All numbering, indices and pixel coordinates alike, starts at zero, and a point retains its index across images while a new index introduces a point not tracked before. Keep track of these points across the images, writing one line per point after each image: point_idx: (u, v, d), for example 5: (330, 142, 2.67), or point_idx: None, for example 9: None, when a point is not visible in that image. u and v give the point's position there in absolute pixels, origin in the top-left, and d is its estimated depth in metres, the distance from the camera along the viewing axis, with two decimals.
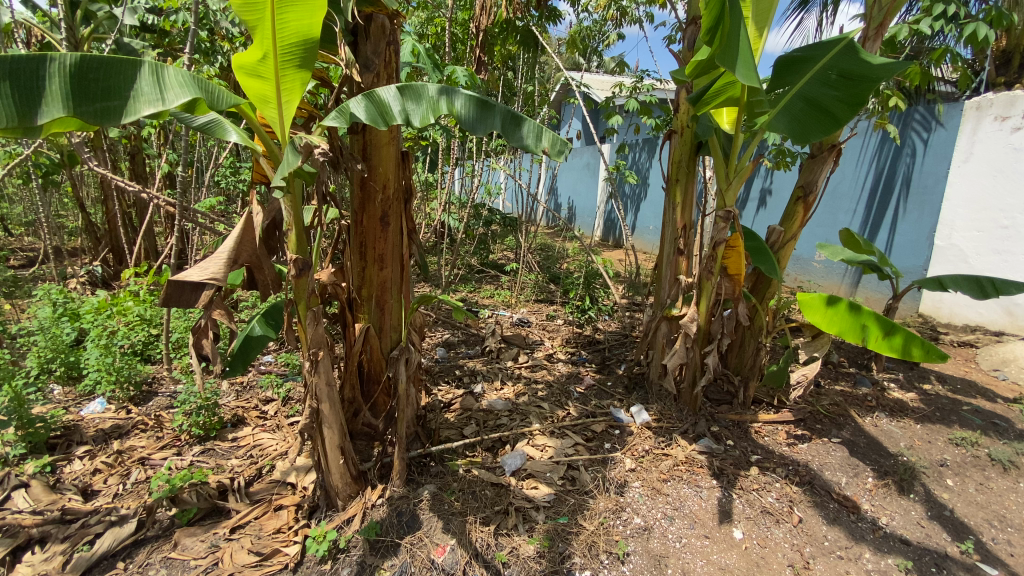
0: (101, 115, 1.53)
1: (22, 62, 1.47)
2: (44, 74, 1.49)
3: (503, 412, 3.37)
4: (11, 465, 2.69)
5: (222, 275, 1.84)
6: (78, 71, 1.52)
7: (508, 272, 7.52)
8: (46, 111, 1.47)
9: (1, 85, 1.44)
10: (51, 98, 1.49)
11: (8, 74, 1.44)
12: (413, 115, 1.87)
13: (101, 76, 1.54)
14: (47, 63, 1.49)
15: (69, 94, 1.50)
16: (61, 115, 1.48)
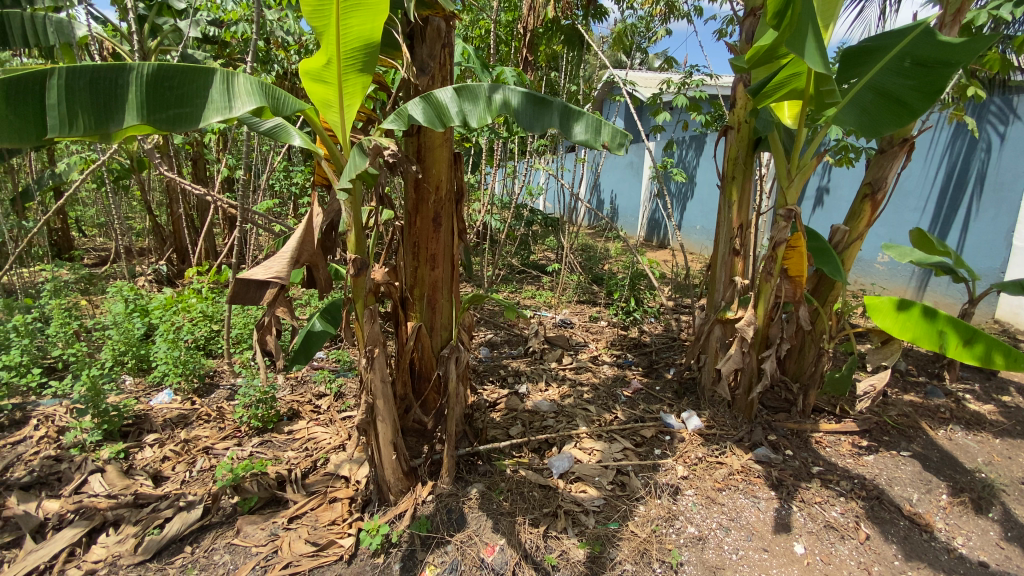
0: (173, 122, 1.60)
1: (105, 71, 1.57)
2: (125, 83, 1.58)
3: (549, 413, 3.35)
4: (90, 450, 2.89)
5: (286, 274, 1.92)
6: (154, 80, 1.60)
7: (549, 273, 7.49)
8: (125, 119, 1.56)
9: (86, 95, 1.54)
10: (129, 106, 1.58)
11: (93, 84, 1.55)
12: (471, 115, 1.88)
13: (174, 84, 1.62)
14: (127, 73, 1.58)
15: (145, 102, 1.58)
16: (138, 122, 1.57)
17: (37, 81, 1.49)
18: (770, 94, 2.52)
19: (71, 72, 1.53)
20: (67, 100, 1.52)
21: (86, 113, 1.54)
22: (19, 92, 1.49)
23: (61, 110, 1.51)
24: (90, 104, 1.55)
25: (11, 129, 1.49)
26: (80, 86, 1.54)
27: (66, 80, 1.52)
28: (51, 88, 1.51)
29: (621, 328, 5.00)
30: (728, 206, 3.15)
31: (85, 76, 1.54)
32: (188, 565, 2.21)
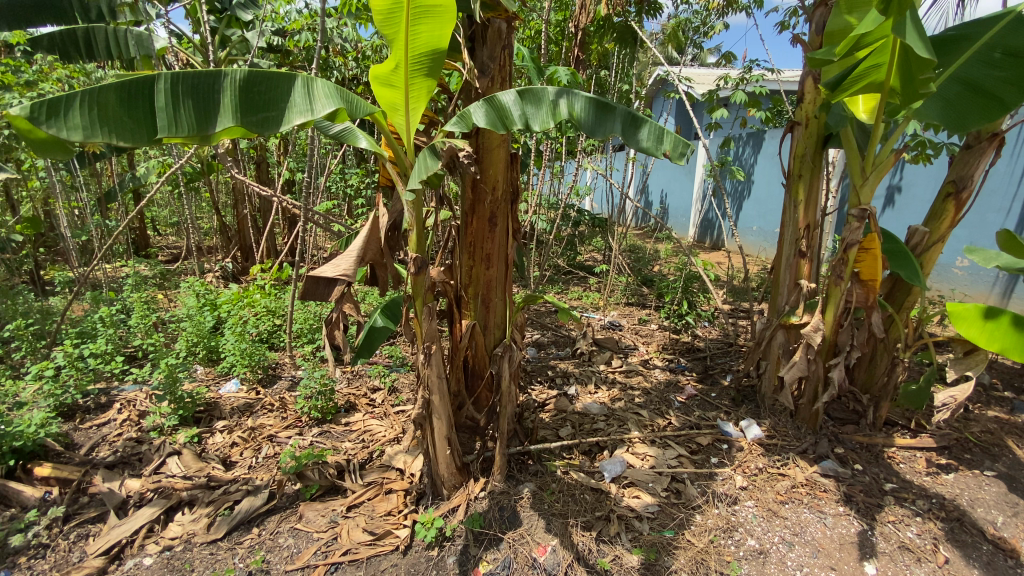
0: (261, 125, 1.70)
1: (204, 77, 1.68)
2: (220, 89, 1.69)
3: (599, 416, 3.31)
4: (167, 433, 3.10)
5: (352, 271, 2.02)
6: (245, 85, 1.70)
7: (597, 274, 7.42)
8: (219, 121, 1.66)
9: (187, 99, 1.66)
10: (223, 109, 1.68)
11: (192, 89, 1.66)
12: (532, 119, 1.90)
13: (262, 89, 1.71)
14: (222, 78, 1.69)
15: (237, 106, 1.68)
16: (230, 125, 1.66)
17: (147, 87, 1.62)
18: (848, 88, 2.38)
19: (175, 78, 1.64)
20: (171, 105, 1.63)
21: (186, 117, 1.65)
22: (133, 97, 1.62)
23: (165, 114, 1.62)
24: (190, 108, 1.66)
25: (124, 131, 1.61)
26: (181, 92, 1.65)
27: (170, 86, 1.64)
28: (158, 94, 1.63)
29: (673, 332, 4.88)
30: (794, 205, 3.01)
31: (185, 83, 1.66)
32: (255, 546, 2.33)
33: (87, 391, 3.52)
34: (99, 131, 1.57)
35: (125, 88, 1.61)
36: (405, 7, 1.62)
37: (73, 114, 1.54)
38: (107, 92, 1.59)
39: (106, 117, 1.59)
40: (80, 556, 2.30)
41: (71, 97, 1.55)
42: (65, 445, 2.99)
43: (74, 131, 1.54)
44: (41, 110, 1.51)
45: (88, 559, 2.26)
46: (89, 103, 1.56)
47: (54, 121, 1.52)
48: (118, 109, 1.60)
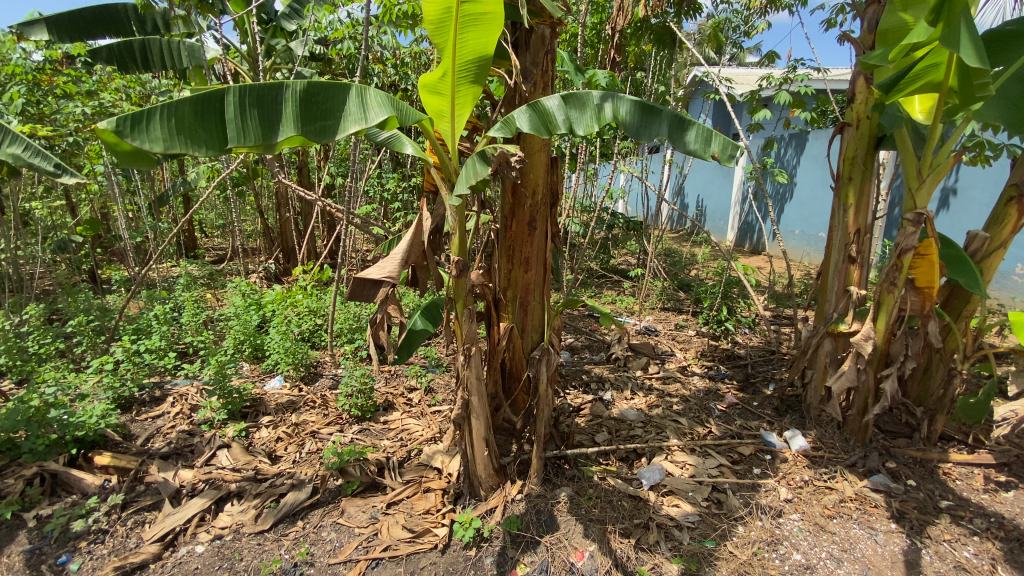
0: (321, 134, 1.78)
1: (268, 89, 1.76)
2: (282, 99, 1.77)
3: (636, 423, 3.28)
4: (217, 427, 3.24)
5: (396, 273, 2.06)
6: (305, 96, 1.78)
7: (631, 278, 7.33)
8: (283, 131, 1.75)
9: (253, 110, 1.74)
10: (286, 120, 1.76)
11: (258, 100, 1.75)
12: (576, 123, 1.92)
13: (322, 99, 1.79)
14: (284, 90, 1.77)
15: (298, 116, 1.77)
16: (293, 134, 1.75)
17: (217, 99, 1.71)
18: (902, 89, 2.30)
19: (242, 91, 1.73)
20: (239, 116, 1.73)
21: (253, 127, 1.74)
22: (204, 109, 1.70)
23: (235, 125, 1.72)
24: (256, 118, 1.74)
25: (197, 141, 1.70)
26: (248, 103, 1.74)
27: (238, 98, 1.73)
28: (227, 105, 1.72)
29: (711, 338, 4.78)
30: (843, 209, 2.92)
31: (251, 94, 1.74)
32: (299, 538, 2.41)
33: (143, 385, 3.72)
34: (176, 142, 1.66)
35: (197, 100, 1.69)
36: (454, 16, 1.66)
37: (152, 126, 1.63)
38: (181, 105, 1.68)
39: (181, 129, 1.68)
40: (137, 541, 2.43)
41: (150, 111, 1.64)
42: (123, 436, 3.17)
43: (154, 143, 1.63)
44: (124, 124, 1.59)
45: (145, 544, 2.39)
46: (166, 115, 1.66)
47: (136, 134, 1.61)
48: (192, 121, 1.69)
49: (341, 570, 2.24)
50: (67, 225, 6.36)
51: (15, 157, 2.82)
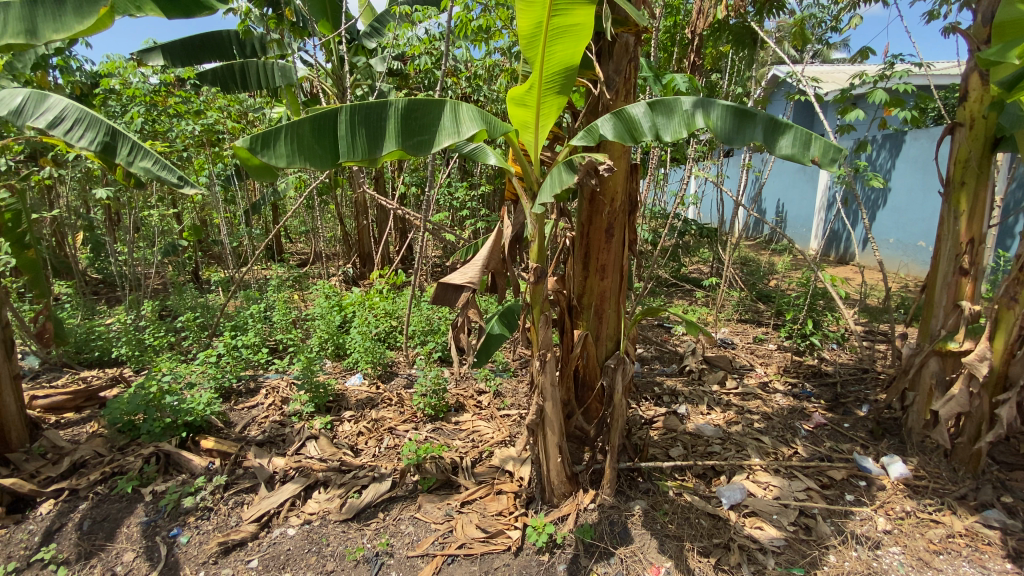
0: (418, 147, 1.90)
1: (374, 107, 1.90)
2: (386, 116, 1.91)
3: (714, 439, 3.16)
4: (305, 419, 3.48)
5: (477, 278, 2.14)
6: (406, 113, 1.91)
7: (705, 287, 7.06)
8: (385, 146, 1.89)
9: (361, 127, 1.90)
10: (388, 136, 1.90)
11: (365, 117, 1.90)
12: (664, 130, 1.90)
13: (420, 115, 1.91)
14: (387, 108, 1.91)
15: (399, 131, 1.90)
16: (393, 149, 1.89)
17: (332, 118, 1.89)
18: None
19: (352, 110, 1.90)
20: (349, 134, 1.90)
21: (360, 143, 1.90)
22: (321, 127, 1.88)
23: (345, 142, 1.89)
24: (363, 135, 1.90)
25: (315, 157, 1.88)
26: (357, 121, 1.90)
27: (349, 117, 1.90)
28: (339, 124, 1.90)
29: (794, 353, 4.51)
30: (953, 216, 2.68)
31: (360, 113, 1.90)
32: (380, 529, 2.54)
33: (240, 377, 4.05)
34: (297, 158, 1.85)
35: (315, 120, 1.88)
36: (545, 29, 1.71)
37: (279, 144, 1.84)
38: (302, 125, 1.87)
39: (301, 146, 1.87)
40: (237, 520, 2.65)
41: (278, 131, 1.85)
42: (224, 422, 3.47)
43: (279, 159, 1.84)
44: (257, 142, 1.82)
45: (244, 523, 2.60)
46: (290, 134, 1.86)
47: (265, 151, 1.83)
48: (311, 139, 1.88)
49: (419, 562, 2.33)
50: (174, 230, 7.06)
51: (148, 171, 2.85)
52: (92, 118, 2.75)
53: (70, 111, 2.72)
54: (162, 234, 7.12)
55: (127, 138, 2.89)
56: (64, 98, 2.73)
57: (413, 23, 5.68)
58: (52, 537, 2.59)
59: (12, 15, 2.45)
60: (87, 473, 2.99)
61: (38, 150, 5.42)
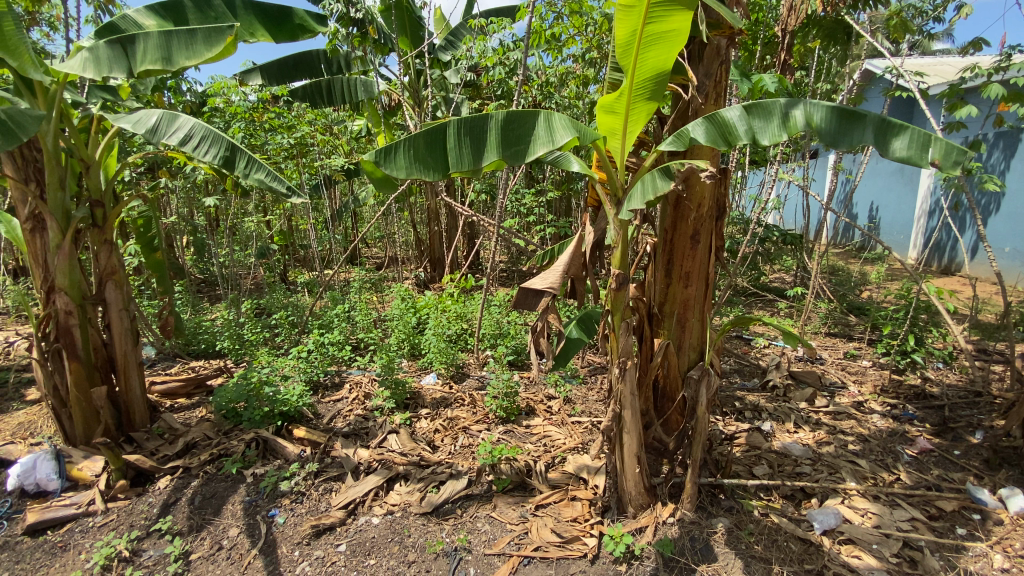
0: (515, 157, 1.97)
1: (478, 120, 2.01)
2: (488, 128, 2.01)
3: (803, 459, 3.00)
4: (386, 414, 3.67)
5: (558, 284, 2.15)
6: (506, 124, 2.00)
7: (788, 297, 6.65)
8: (487, 156, 1.98)
9: (466, 139, 2.01)
10: (490, 146, 1.99)
11: (469, 130, 2.01)
12: (761, 133, 1.85)
13: (518, 127, 1.99)
14: (490, 120, 2.01)
15: (499, 142, 1.99)
16: (495, 158, 1.98)
17: (441, 132, 2.01)
18: None
19: (459, 124, 2.01)
20: (456, 146, 2.01)
21: (467, 153, 2.00)
22: (432, 141, 2.01)
23: (454, 154, 2.01)
24: (468, 146, 2.00)
25: (428, 167, 2.01)
26: (462, 134, 2.01)
27: (456, 130, 2.01)
28: (448, 137, 2.02)
29: (893, 371, 4.16)
30: None
31: (465, 126, 2.01)
32: (458, 525, 2.63)
33: (327, 371, 4.33)
34: (413, 169, 1.98)
35: (428, 133, 2.01)
36: (638, 37, 1.75)
37: (398, 156, 1.98)
38: (417, 138, 2.01)
39: (416, 158, 2.00)
40: (327, 506, 2.84)
41: (397, 144, 2.00)
42: (314, 414, 3.72)
43: (398, 170, 1.97)
44: (380, 155, 1.97)
45: (333, 509, 2.78)
46: (407, 147, 2.00)
47: (386, 163, 1.98)
48: (425, 152, 2.01)
49: (496, 561, 2.38)
50: (266, 235, 7.65)
51: (261, 181, 3.13)
52: (216, 136, 3.08)
53: (197, 130, 3.05)
54: (257, 239, 7.74)
55: (244, 153, 3.18)
56: (191, 118, 3.07)
57: (488, 35, 5.79)
58: (169, 509, 2.89)
59: (153, 44, 2.79)
60: (197, 454, 3.31)
61: (157, 163, 6.07)
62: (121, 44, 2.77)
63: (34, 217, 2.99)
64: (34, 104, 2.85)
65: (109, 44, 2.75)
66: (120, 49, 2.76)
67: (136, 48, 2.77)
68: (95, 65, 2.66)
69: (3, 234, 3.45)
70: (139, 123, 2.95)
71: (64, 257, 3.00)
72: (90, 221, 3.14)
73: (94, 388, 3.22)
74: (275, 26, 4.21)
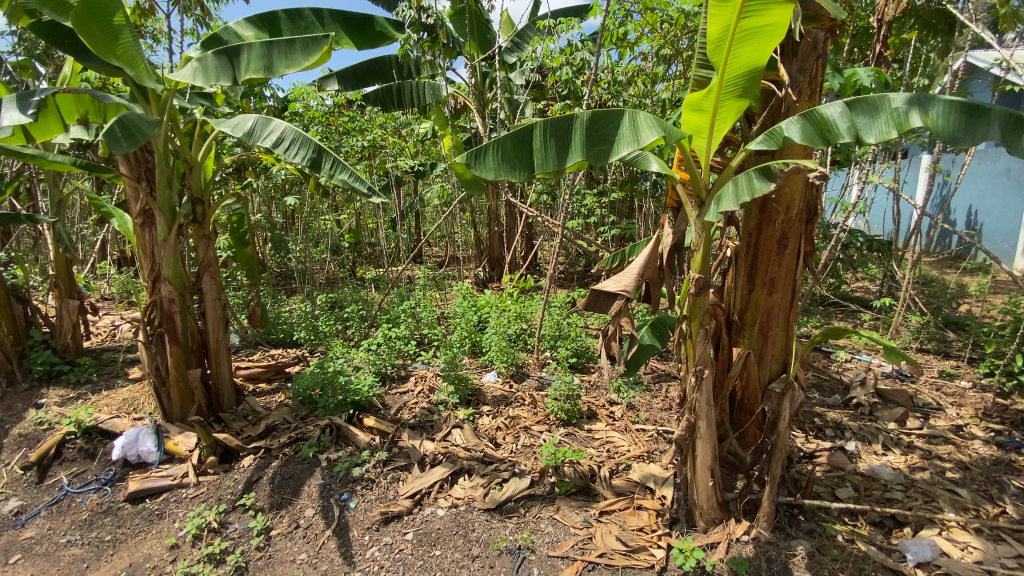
0: (600, 157, 1.96)
1: (563, 121, 2.02)
2: (573, 128, 2.01)
3: (894, 485, 2.77)
4: (450, 408, 3.75)
5: (633, 287, 2.10)
6: (590, 124, 1.98)
7: (873, 309, 6.16)
8: (572, 157, 1.98)
9: (551, 140, 2.02)
10: (574, 147, 2.00)
11: (555, 131, 2.02)
12: (867, 131, 1.77)
13: (603, 127, 1.97)
14: (576, 120, 2.01)
15: (584, 142, 1.99)
16: (579, 159, 1.98)
17: (528, 133, 2.03)
18: None
19: (545, 125, 2.03)
20: (542, 147, 2.03)
21: (552, 155, 2.02)
22: (519, 142, 2.05)
23: (539, 155, 2.03)
24: (553, 147, 2.02)
25: (515, 169, 2.05)
26: (548, 135, 2.02)
27: (542, 131, 2.03)
28: (534, 138, 2.04)
29: (999, 395, 3.75)
30: None
31: (551, 127, 2.02)
32: (521, 524, 2.65)
33: (394, 365, 4.48)
34: (501, 170, 2.04)
35: (516, 135, 2.05)
36: (732, 33, 1.72)
37: (487, 158, 2.05)
38: (505, 140, 2.06)
39: (504, 158, 2.05)
40: (395, 494, 2.94)
41: (486, 146, 2.06)
42: (382, 404, 3.85)
43: (487, 172, 2.04)
44: (471, 157, 2.04)
45: (400, 498, 2.88)
46: (496, 149, 2.05)
47: (476, 165, 2.05)
48: (512, 153, 2.05)
49: (560, 564, 2.38)
50: (337, 232, 8.04)
51: (344, 182, 3.26)
52: (304, 138, 3.26)
53: (288, 133, 3.25)
54: (328, 236, 8.14)
55: (331, 155, 3.35)
56: (283, 121, 3.27)
57: (555, 35, 5.74)
58: (252, 486, 3.11)
59: (255, 54, 3.01)
60: (277, 436, 3.52)
61: (244, 164, 6.53)
62: (226, 55, 2.99)
63: (145, 213, 3.30)
64: (148, 110, 3.14)
65: (216, 55, 2.97)
66: (225, 59, 2.98)
67: (239, 58, 3.00)
68: (204, 74, 2.90)
69: (116, 229, 3.83)
70: (238, 127, 3.20)
71: (169, 249, 3.29)
72: (191, 217, 3.43)
73: (190, 370, 3.51)
74: (358, 34, 4.49)
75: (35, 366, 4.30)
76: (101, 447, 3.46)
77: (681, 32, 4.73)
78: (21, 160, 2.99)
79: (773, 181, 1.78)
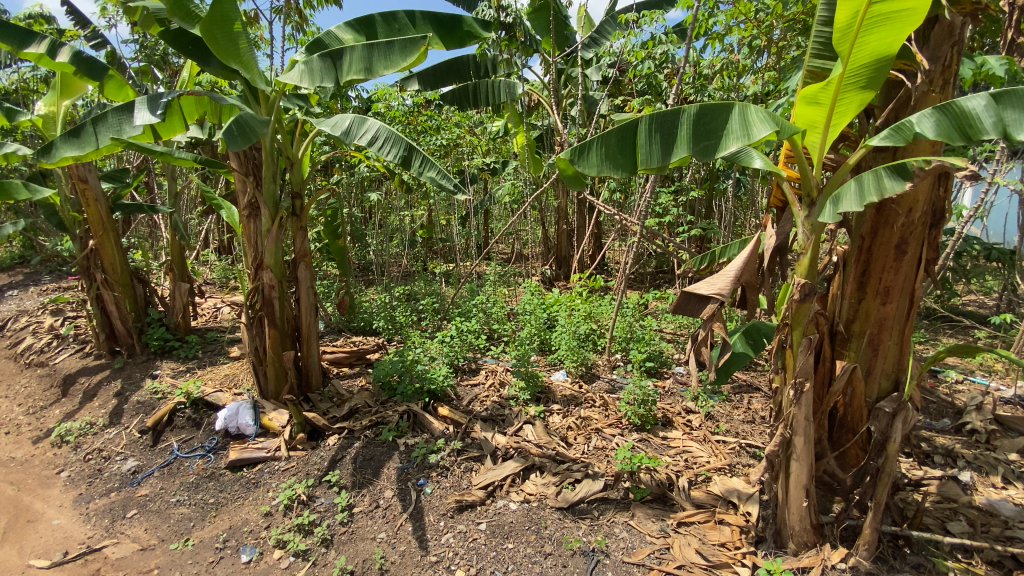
0: (706, 153, 1.89)
1: (669, 114, 1.96)
2: (679, 123, 1.95)
3: (1018, 522, 2.46)
4: (521, 404, 3.78)
5: (730, 290, 2.00)
6: (697, 119, 1.92)
7: (992, 326, 5.48)
8: (677, 152, 1.93)
9: (656, 134, 1.98)
10: (680, 142, 1.94)
11: (660, 126, 1.97)
12: (1017, 127, 1.58)
13: (710, 121, 1.90)
14: (682, 114, 1.94)
15: (689, 138, 1.93)
16: (684, 154, 1.92)
17: (632, 127, 2.00)
18: None
19: (650, 120, 1.98)
20: (646, 142, 1.99)
21: (656, 150, 1.97)
22: (623, 138, 2.02)
23: (643, 150, 1.99)
24: (658, 141, 1.97)
25: (618, 165, 2.03)
26: (654, 130, 1.98)
27: (647, 126, 1.99)
28: (638, 134, 2.01)
29: None
30: None
31: (657, 121, 1.98)
32: (595, 526, 2.62)
33: (465, 357, 4.58)
34: (605, 166, 2.03)
35: (620, 130, 2.02)
36: (860, 20, 1.62)
37: (591, 154, 2.04)
38: (610, 136, 2.03)
39: (608, 153, 2.04)
40: (468, 483, 3.02)
41: (590, 142, 2.05)
42: (455, 395, 3.94)
43: (590, 168, 2.04)
44: (575, 153, 2.05)
45: (474, 488, 2.95)
46: (600, 145, 2.04)
47: (579, 161, 2.06)
48: (615, 149, 2.03)
49: (635, 571, 2.35)
50: (413, 227, 8.32)
51: (431, 179, 3.36)
52: (396, 137, 3.40)
53: (381, 132, 3.40)
54: (404, 230, 8.44)
55: (420, 153, 3.46)
56: (377, 121, 3.43)
57: (637, 28, 5.54)
58: (337, 463, 3.28)
59: (357, 56, 3.17)
60: (360, 419, 3.70)
61: (332, 162, 6.91)
62: (331, 58, 3.18)
63: (252, 206, 3.59)
64: (258, 110, 3.38)
65: (321, 58, 3.17)
66: (330, 62, 3.18)
67: (342, 60, 3.18)
68: (310, 76, 3.11)
69: (224, 219, 4.19)
70: (337, 126, 3.39)
71: (272, 239, 3.56)
72: (291, 210, 3.68)
73: (285, 352, 3.78)
74: (446, 34, 4.59)
75: (152, 340, 4.80)
76: (205, 417, 3.79)
77: (778, 20, 4.42)
78: (152, 157, 3.34)
79: (906, 181, 1.64)
